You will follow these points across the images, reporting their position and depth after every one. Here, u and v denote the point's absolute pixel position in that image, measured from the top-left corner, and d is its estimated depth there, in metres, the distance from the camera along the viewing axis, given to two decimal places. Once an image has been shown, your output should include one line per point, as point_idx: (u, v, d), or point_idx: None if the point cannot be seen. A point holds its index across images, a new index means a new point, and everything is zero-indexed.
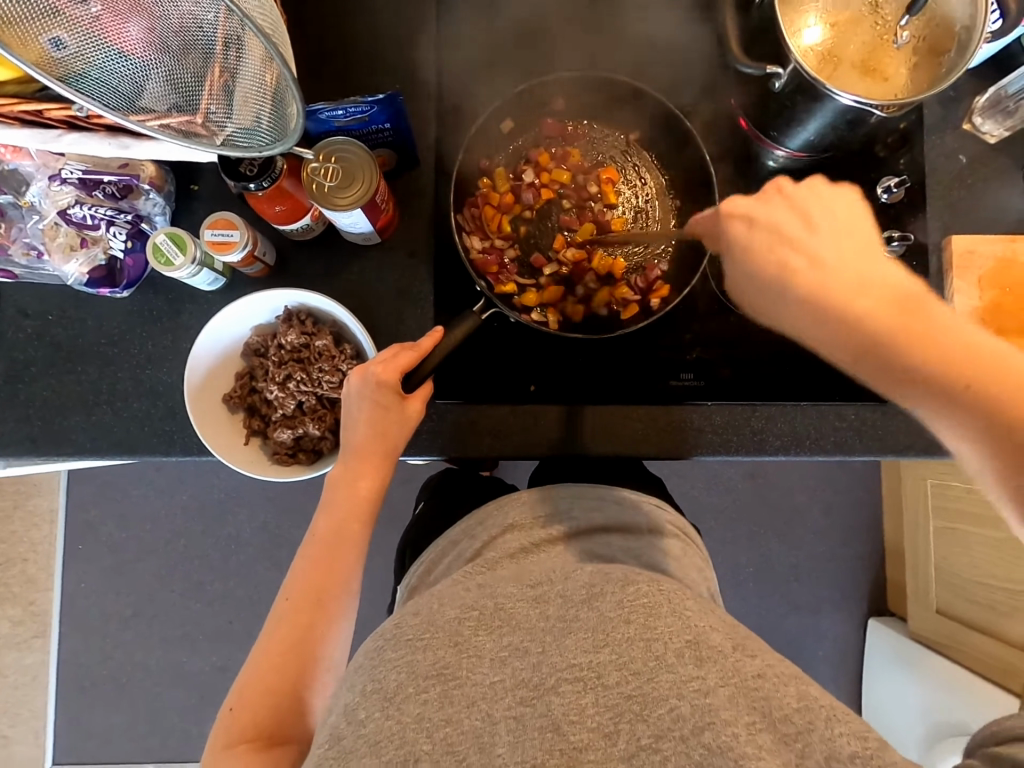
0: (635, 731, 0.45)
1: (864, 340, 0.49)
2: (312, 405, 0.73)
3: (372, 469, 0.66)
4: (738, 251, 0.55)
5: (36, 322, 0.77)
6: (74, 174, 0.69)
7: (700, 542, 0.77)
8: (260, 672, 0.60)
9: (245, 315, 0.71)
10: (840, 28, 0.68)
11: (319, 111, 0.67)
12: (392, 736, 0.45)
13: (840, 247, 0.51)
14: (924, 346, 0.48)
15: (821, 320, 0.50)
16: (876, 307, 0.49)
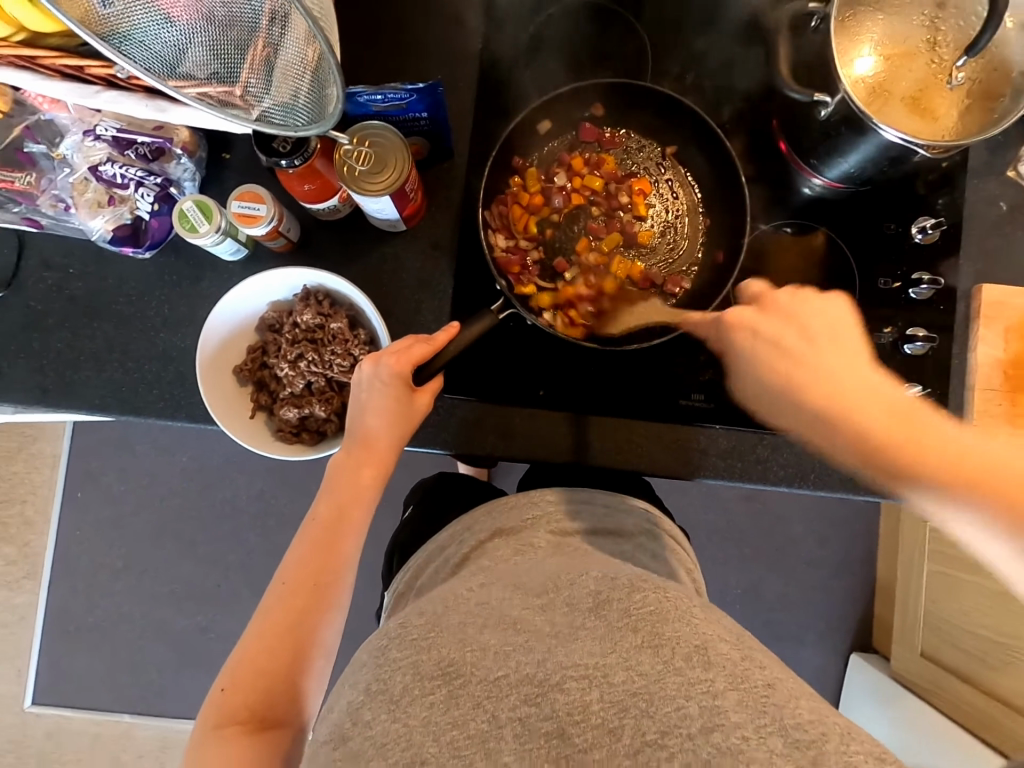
0: (641, 726, 0.43)
1: (865, 445, 0.53)
2: (321, 387, 0.73)
3: (379, 457, 0.66)
4: (745, 361, 0.60)
5: (57, 273, 0.77)
6: (107, 131, 0.70)
7: (688, 545, 0.77)
8: (253, 654, 0.60)
9: (263, 290, 0.72)
10: (894, 62, 0.67)
11: (358, 94, 0.67)
12: (399, 739, 0.44)
13: (838, 354, 0.56)
14: (923, 450, 0.51)
15: (826, 425, 0.55)
16: (868, 412, 0.53)
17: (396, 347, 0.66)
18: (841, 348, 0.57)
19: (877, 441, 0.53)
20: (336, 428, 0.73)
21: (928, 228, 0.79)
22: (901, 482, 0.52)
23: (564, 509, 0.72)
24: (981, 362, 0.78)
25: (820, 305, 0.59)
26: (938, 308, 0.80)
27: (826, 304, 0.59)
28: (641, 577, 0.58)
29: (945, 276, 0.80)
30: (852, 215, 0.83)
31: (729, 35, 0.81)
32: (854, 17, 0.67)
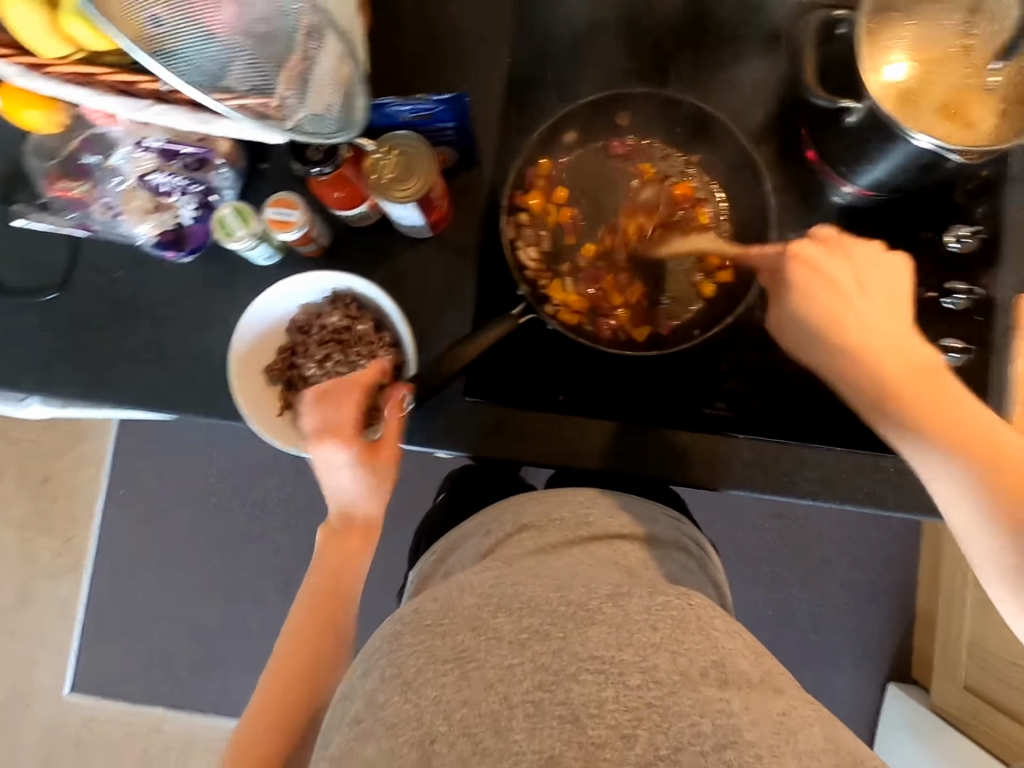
0: (654, 741, 0.44)
1: (856, 366, 0.60)
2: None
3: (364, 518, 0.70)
4: (798, 290, 0.63)
5: (106, 276, 0.82)
6: (156, 143, 0.75)
7: (721, 566, 0.76)
8: (257, 721, 0.62)
9: (294, 293, 0.75)
10: (924, 68, 0.66)
11: (386, 105, 0.69)
12: (410, 719, 0.46)
13: (833, 287, 0.62)
14: (893, 383, 0.59)
15: (830, 347, 0.62)
16: (891, 361, 0.59)
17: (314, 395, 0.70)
18: (872, 294, 0.62)
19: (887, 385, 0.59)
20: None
21: (964, 236, 0.78)
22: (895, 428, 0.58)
23: (592, 508, 0.70)
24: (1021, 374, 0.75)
25: (874, 253, 0.63)
26: (974, 318, 0.78)
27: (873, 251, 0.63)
28: (662, 583, 0.56)
29: (983, 286, 0.78)
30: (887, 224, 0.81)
31: (755, 43, 0.81)
32: (884, 23, 0.66)
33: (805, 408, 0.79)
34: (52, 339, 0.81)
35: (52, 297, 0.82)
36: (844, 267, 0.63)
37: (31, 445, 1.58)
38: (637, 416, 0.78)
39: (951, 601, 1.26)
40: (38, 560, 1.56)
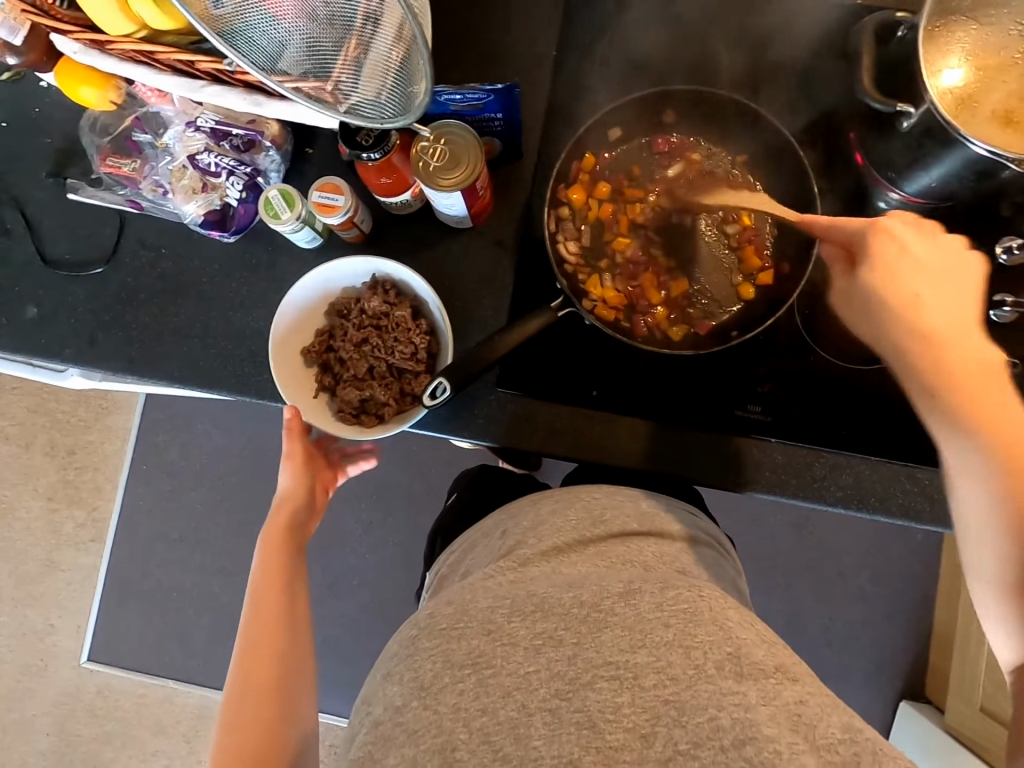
0: (673, 735, 0.44)
1: (931, 363, 0.54)
2: (383, 372, 0.76)
3: (289, 503, 0.79)
4: (875, 270, 0.56)
5: (151, 253, 0.83)
6: (207, 123, 0.76)
7: (735, 556, 0.76)
8: (238, 700, 0.65)
9: (332, 276, 0.75)
10: (982, 74, 0.65)
11: (438, 94, 0.70)
12: (430, 726, 0.47)
13: (911, 270, 0.56)
14: (971, 390, 0.53)
15: (903, 336, 0.55)
16: (964, 358, 0.54)
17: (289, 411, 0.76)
18: (952, 282, 0.56)
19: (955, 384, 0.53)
20: (394, 411, 0.74)
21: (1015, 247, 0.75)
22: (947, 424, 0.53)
23: (614, 508, 0.68)
24: None
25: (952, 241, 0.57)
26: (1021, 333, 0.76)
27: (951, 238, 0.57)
28: (675, 577, 0.56)
29: None
30: None
31: (807, 43, 0.80)
32: (945, 26, 0.65)
33: (837, 410, 0.78)
34: (96, 312, 0.83)
35: (99, 272, 0.83)
36: (925, 248, 0.56)
37: (62, 418, 1.62)
38: (669, 418, 0.77)
39: (970, 620, 1.24)
40: (63, 530, 1.61)
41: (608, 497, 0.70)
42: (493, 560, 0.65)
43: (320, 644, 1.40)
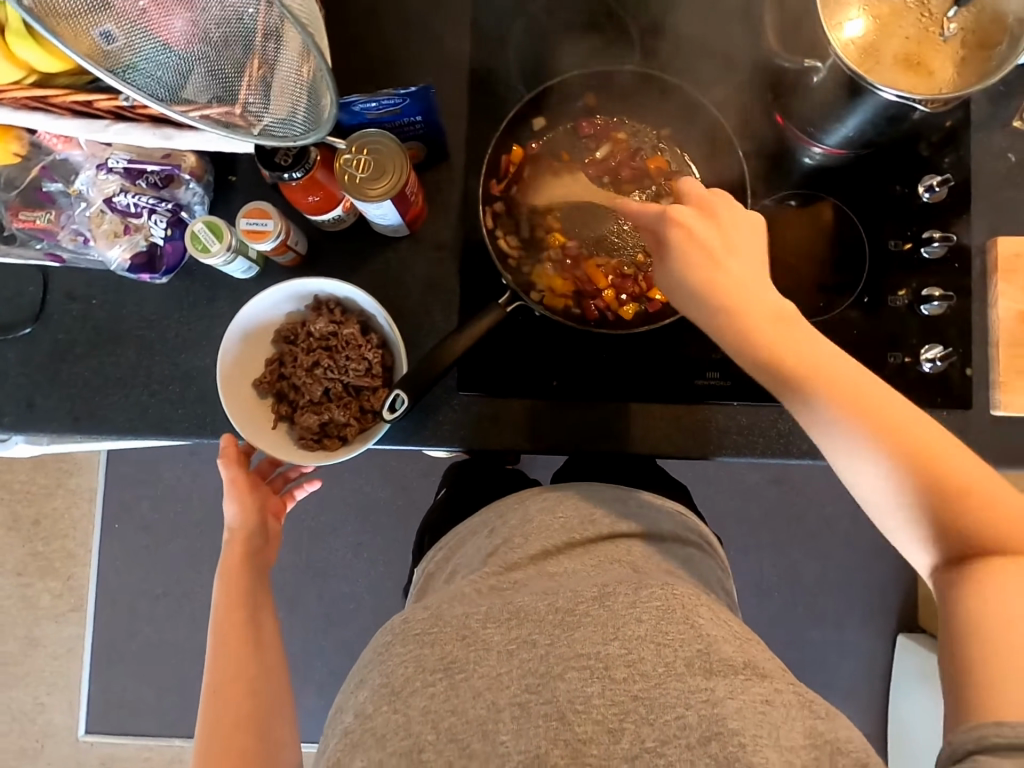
0: (640, 733, 0.47)
1: (739, 331, 0.57)
2: (340, 393, 0.74)
3: (242, 548, 0.78)
4: (671, 252, 0.59)
5: (81, 305, 0.80)
6: (119, 163, 0.73)
7: (722, 553, 0.75)
8: (214, 733, 0.67)
9: (271, 302, 0.73)
10: (884, 22, 0.67)
11: (352, 103, 0.68)
12: (398, 729, 0.48)
13: (683, 245, 0.59)
14: (773, 349, 0.56)
15: (707, 310, 0.58)
16: (757, 318, 0.57)
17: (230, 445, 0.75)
18: (726, 246, 0.59)
19: (779, 352, 0.56)
20: (355, 430, 0.73)
21: (936, 185, 0.78)
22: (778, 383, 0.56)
23: (595, 507, 0.69)
24: (1003, 318, 0.77)
25: (738, 212, 0.60)
26: (954, 266, 0.79)
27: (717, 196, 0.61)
28: (653, 577, 0.59)
29: (958, 233, 0.80)
30: (856, 183, 0.82)
31: (713, 11, 0.81)
32: None
33: None
34: (31, 373, 0.80)
35: (28, 331, 0.80)
36: (699, 223, 0.59)
37: (20, 488, 1.55)
38: (628, 391, 0.78)
39: None
40: (39, 603, 1.54)
41: (586, 497, 0.70)
42: (482, 560, 0.64)
43: (324, 677, 1.37)
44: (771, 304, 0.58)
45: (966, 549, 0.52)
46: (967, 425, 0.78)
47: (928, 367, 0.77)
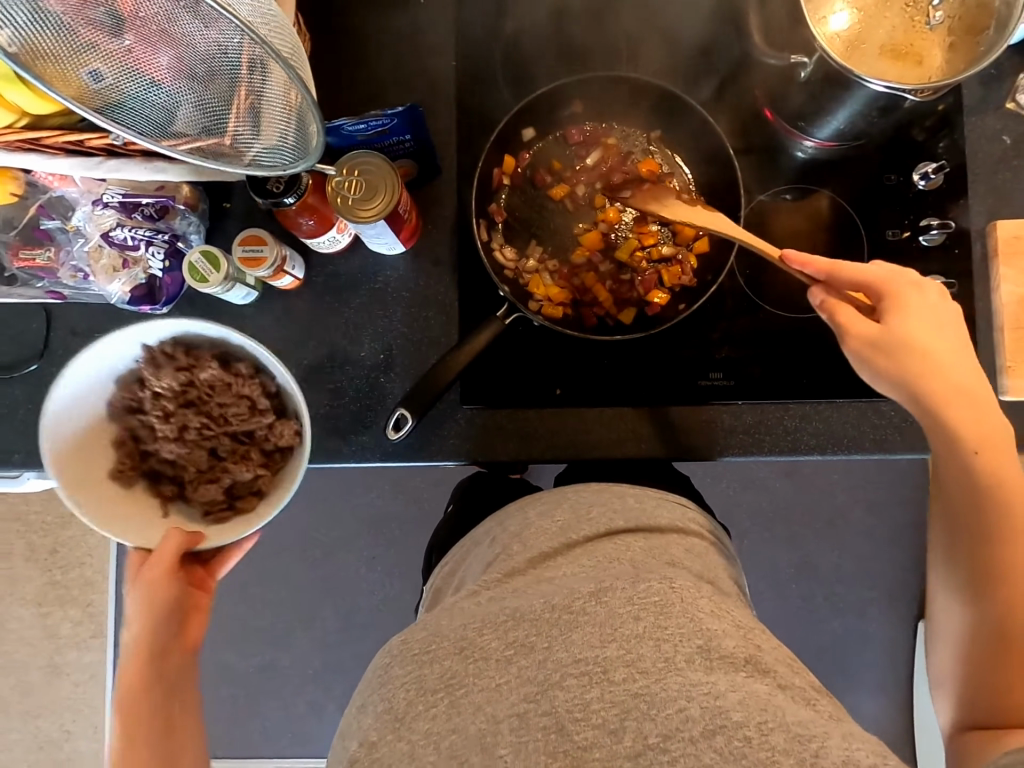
0: (643, 729, 0.46)
1: (942, 395, 0.62)
2: (228, 448, 0.73)
3: (144, 658, 0.70)
4: (904, 309, 0.62)
5: (84, 339, 0.81)
6: (114, 198, 0.73)
7: (729, 544, 0.77)
8: None
9: (98, 366, 0.67)
10: (871, 10, 0.67)
11: (341, 126, 0.69)
12: (403, 756, 0.49)
13: (933, 322, 0.62)
14: (978, 430, 0.62)
15: (922, 369, 0.61)
16: (986, 420, 0.63)
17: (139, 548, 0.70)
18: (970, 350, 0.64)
19: (974, 425, 0.62)
20: (269, 477, 0.72)
21: (931, 172, 0.77)
22: (963, 464, 0.63)
23: (591, 503, 0.68)
24: (1006, 301, 0.77)
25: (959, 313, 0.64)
26: (953, 252, 0.78)
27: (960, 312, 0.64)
28: (652, 569, 0.58)
29: (957, 218, 0.79)
30: (850, 174, 0.81)
31: (697, 11, 0.81)
32: None
33: (797, 359, 0.79)
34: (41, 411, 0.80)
35: (34, 369, 0.80)
36: (955, 320, 0.63)
37: (35, 519, 1.57)
38: (633, 400, 0.78)
39: None
40: (60, 632, 1.56)
41: (581, 497, 0.70)
42: (484, 568, 0.66)
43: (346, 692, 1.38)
44: (1005, 423, 0.64)
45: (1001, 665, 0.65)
46: None
47: None
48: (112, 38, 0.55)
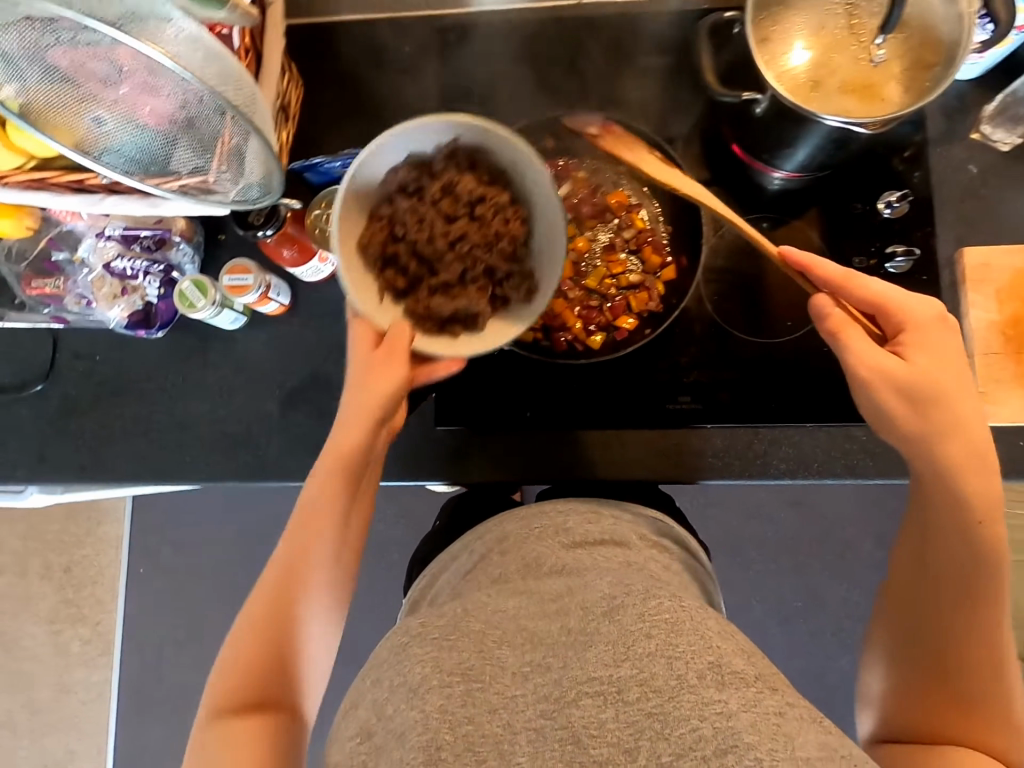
0: (655, 749, 0.46)
1: (956, 438, 0.60)
2: (476, 276, 0.64)
3: (341, 462, 0.64)
4: (922, 346, 0.60)
5: (86, 362, 0.86)
6: (116, 231, 0.80)
7: (706, 559, 0.78)
8: (243, 654, 0.61)
9: (405, 139, 0.63)
10: (825, 46, 0.69)
11: (319, 163, 0.75)
12: (416, 725, 0.47)
13: (951, 367, 0.60)
14: (983, 490, 0.60)
15: (936, 409, 0.59)
16: (987, 472, 0.60)
17: (365, 326, 0.63)
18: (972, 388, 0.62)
19: (980, 483, 0.60)
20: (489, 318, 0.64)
21: (895, 200, 0.80)
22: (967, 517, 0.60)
23: (569, 515, 0.71)
24: (977, 327, 0.77)
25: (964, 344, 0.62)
26: (922, 279, 0.79)
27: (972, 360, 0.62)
28: (657, 586, 0.58)
29: (926, 245, 0.80)
30: (814, 205, 0.84)
31: (664, 53, 0.85)
32: (768, 16, 0.70)
33: (765, 384, 0.80)
34: (44, 427, 0.85)
35: (39, 388, 0.86)
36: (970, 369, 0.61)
37: (53, 538, 1.62)
38: (602, 422, 0.79)
39: None
40: (70, 649, 1.60)
41: (562, 509, 0.72)
42: (462, 577, 0.69)
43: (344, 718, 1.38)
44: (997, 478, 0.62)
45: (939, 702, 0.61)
46: None
47: None
48: (108, 88, 0.60)
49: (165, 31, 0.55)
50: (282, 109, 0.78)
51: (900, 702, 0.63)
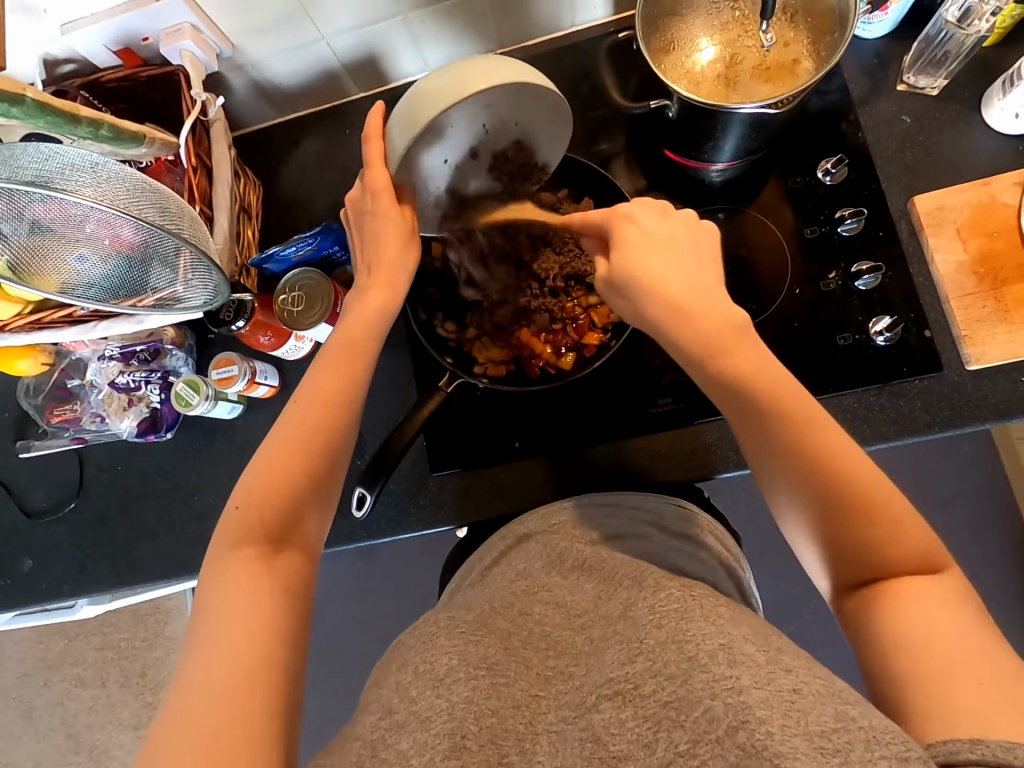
0: (673, 738, 0.39)
1: (679, 317, 0.56)
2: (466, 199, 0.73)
3: (367, 326, 0.63)
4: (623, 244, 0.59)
5: (109, 473, 0.93)
6: (115, 351, 0.87)
7: (741, 554, 0.77)
8: (264, 473, 0.58)
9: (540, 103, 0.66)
10: (721, 42, 0.73)
11: (275, 252, 0.79)
12: (443, 713, 0.43)
13: (656, 248, 0.58)
14: (740, 363, 0.55)
15: (645, 298, 0.57)
16: (707, 316, 0.56)
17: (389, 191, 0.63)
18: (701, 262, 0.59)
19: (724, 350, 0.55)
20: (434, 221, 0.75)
21: (832, 167, 0.80)
22: (735, 375, 0.55)
23: (590, 513, 0.72)
24: (945, 271, 0.76)
25: (685, 222, 0.61)
26: (877, 235, 0.79)
27: (689, 216, 0.61)
28: (667, 578, 0.51)
29: (876, 203, 0.79)
30: (763, 185, 0.84)
31: (582, 82, 0.90)
32: (659, 29, 0.73)
33: None
34: (80, 541, 0.92)
35: (72, 505, 0.93)
36: (678, 227, 0.60)
37: (125, 646, 1.69)
38: (587, 440, 0.81)
39: None
40: None
41: (582, 506, 0.73)
42: (480, 573, 0.71)
43: None
44: (734, 315, 0.57)
45: (861, 574, 0.52)
46: (945, 388, 0.74)
47: (881, 340, 0.75)
48: (79, 230, 0.67)
49: (92, 176, 0.63)
50: (243, 211, 0.85)
51: (838, 571, 0.54)
